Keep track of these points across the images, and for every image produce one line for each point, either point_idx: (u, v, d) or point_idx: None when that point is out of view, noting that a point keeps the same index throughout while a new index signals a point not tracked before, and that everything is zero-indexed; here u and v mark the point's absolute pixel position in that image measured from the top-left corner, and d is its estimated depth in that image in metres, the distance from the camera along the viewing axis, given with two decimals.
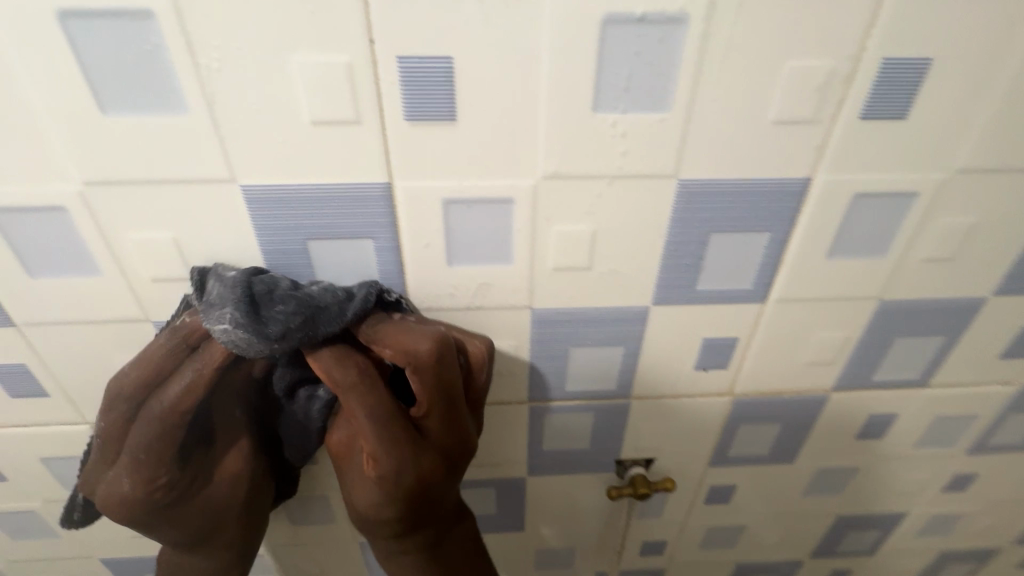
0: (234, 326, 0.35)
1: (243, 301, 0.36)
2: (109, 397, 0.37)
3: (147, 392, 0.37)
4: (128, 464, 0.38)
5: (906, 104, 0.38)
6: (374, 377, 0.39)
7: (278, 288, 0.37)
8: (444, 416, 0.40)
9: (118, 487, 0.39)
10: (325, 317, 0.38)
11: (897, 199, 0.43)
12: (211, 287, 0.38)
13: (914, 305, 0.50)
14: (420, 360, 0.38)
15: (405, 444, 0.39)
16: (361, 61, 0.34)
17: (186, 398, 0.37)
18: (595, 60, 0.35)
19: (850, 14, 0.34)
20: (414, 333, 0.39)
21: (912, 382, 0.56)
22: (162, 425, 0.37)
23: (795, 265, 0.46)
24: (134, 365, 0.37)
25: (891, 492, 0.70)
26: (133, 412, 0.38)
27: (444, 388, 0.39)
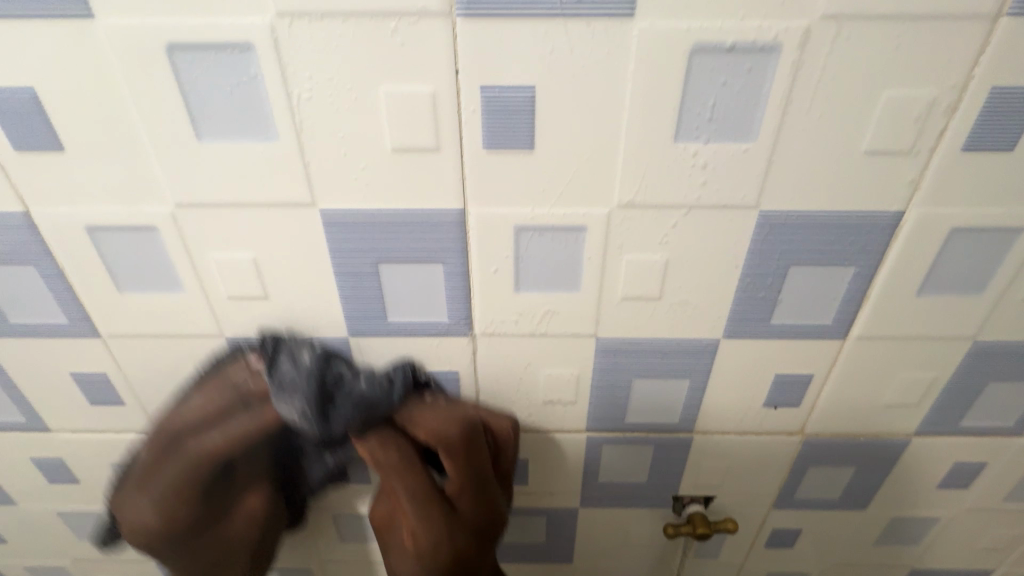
0: (304, 404, 0.38)
1: (311, 394, 0.38)
2: (163, 425, 0.41)
3: (195, 429, 0.41)
4: (158, 501, 0.41)
5: (1015, 136, 0.36)
6: (413, 464, 0.40)
7: (341, 379, 0.40)
8: (476, 496, 0.42)
9: (145, 519, 0.41)
10: (378, 403, 0.40)
11: (998, 235, 0.40)
12: (284, 366, 0.41)
13: (1011, 348, 0.46)
14: (450, 444, 0.40)
15: (442, 525, 0.40)
16: (445, 91, 0.34)
17: (221, 448, 0.41)
18: (680, 89, 0.34)
19: (958, 42, 0.32)
20: (446, 420, 0.41)
21: (1005, 429, 0.52)
22: (197, 471, 0.41)
23: (880, 301, 0.43)
24: (199, 400, 0.41)
25: (973, 548, 0.64)
26: (179, 435, 0.41)
27: (475, 471, 0.41)
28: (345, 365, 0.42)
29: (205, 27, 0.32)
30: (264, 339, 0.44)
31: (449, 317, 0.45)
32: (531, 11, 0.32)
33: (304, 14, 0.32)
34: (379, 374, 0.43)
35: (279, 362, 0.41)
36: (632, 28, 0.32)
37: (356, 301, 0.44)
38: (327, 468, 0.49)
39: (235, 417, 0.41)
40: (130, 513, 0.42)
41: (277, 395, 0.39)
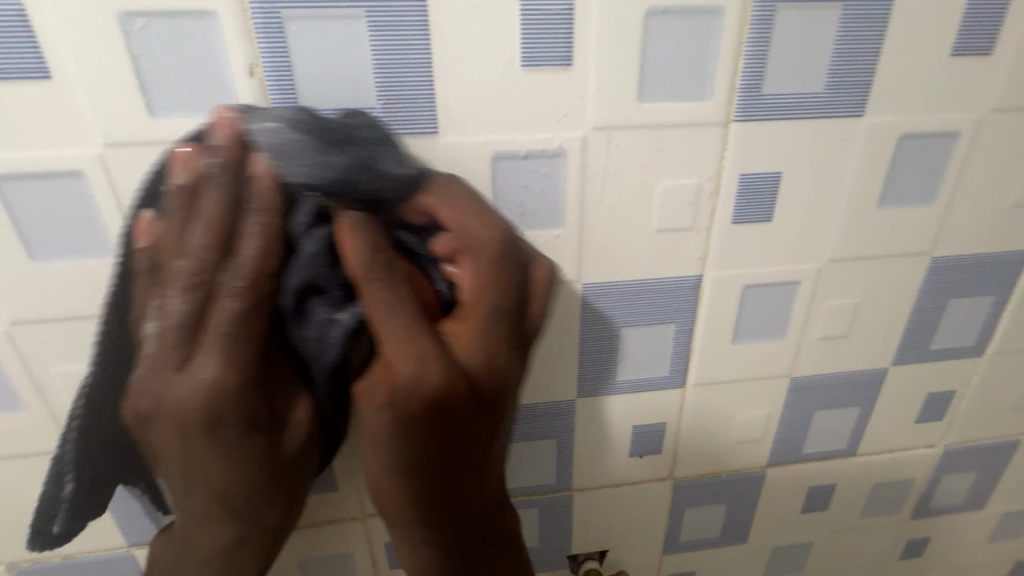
0: (318, 196, 0.32)
1: (317, 202, 0.32)
2: (158, 240, 0.31)
3: (224, 259, 0.31)
4: (218, 346, 0.32)
5: (769, 209, 0.43)
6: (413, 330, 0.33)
7: (354, 137, 0.33)
8: (502, 350, 0.36)
9: (196, 389, 0.32)
10: (365, 193, 0.33)
11: (783, 287, 0.47)
12: (303, 214, 0.32)
13: (824, 379, 0.53)
14: (468, 298, 0.35)
15: (443, 366, 0.33)
16: None
17: (260, 270, 0.32)
18: (491, 189, 0.39)
19: (703, 142, 0.40)
20: (479, 244, 0.35)
21: (841, 451, 0.58)
22: (262, 288, 0.32)
23: (704, 351, 0.49)
24: (199, 229, 0.30)
25: (852, 565, 0.69)
26: (191, 316, 0.31)
27: (500, 310, 0.35)
28: (397, 220, 0.35)
29: (37, 158, 0.34)
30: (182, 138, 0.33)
31: None
32: None
33: (134, 143, 0.35)
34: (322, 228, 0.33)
35: (321, 112, 0.33)
36: (437, 143, 0.37)
37: None
38: (339, 324, 0.35)
39: (250, 216, 0.31)
40: (158, 386, 0.32)
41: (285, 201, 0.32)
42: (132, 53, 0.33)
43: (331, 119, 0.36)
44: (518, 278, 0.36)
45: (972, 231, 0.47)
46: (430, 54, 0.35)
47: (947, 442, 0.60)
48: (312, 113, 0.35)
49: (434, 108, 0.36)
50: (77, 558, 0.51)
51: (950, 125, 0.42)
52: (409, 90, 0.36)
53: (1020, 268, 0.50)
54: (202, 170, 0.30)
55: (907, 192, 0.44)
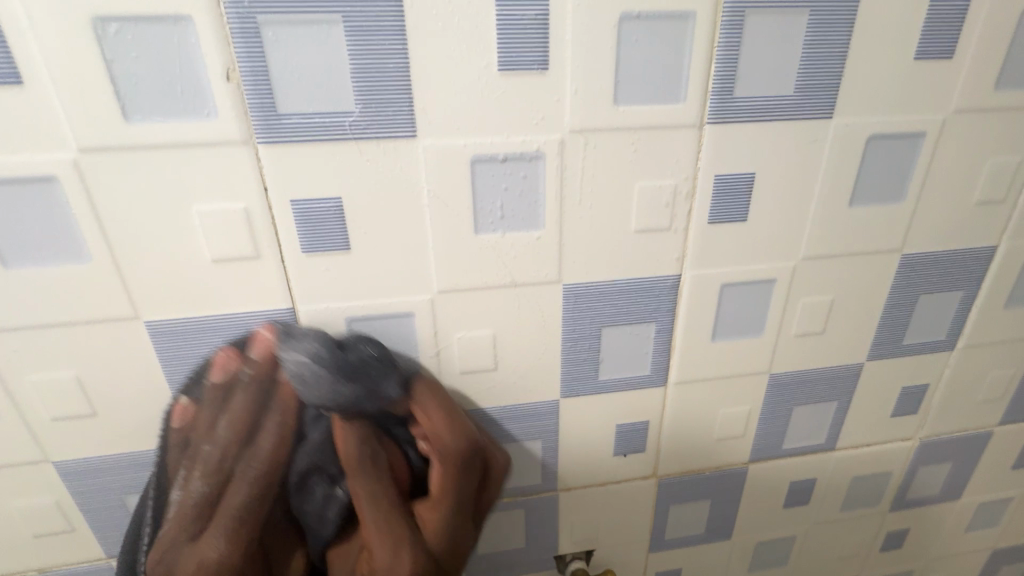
0: (320, 402, 0.38)
1: (327, 360, 0.37)
2: (174, 437, 0.39)
3: (234, 450, 0.38)
4: (225, 524, 0.37)
5: (745, 209, 0.44)
6: (363, 463, 0.39)
7: (355, 361, 0.38)
8: (462, 483, 0.40)
9: (207, 555, 0.36)
10: (371, 399, 0.38)
11: (759, 285, 0.48)
12: (292, 353, 0.38)
13: (802, 376, 0.54)
14: (443, 451, 0.40)
15: (397, 533, 0.38)
16: (256, 206, 0.38)
17: (271, 455, 0.39)
18: (470, 191, 0.40)
19: (679, 143, 0.41)
20: (446, 425, 0.40)
21: (821, 446, 0.60)
22: (269, 468, 0.38)
23: (684, 350, 0.50)
24: (229, 393, 0.39)
25: (834, 558, 0.70)
26: (221, 462, 0.38)
27: (462, 451, 0.40)
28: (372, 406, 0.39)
29: (8, 163, 0.34)
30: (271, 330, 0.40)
31: None
32: (325, 135, 0.36)
33: (109, 148, 0.35)
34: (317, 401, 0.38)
35: (288, 343, 0.38)
36: (417, 146, 0.38)
37: None
38: (335, 501, 0.41)
39: (270, 412, 0.39)
40: (179, 536, 0.37)
41: (282, 352, 0.38)
42: (106, 58, 0.33)
43: (309, 122, 0.36)
44: (472, 441, 0.41)
45: (940, 228, 0.49)
46: (407, 58, 0.35)
47: (922, 435, 0.62)
48: (290, 116, 0.35)
49: (412, 110, 0.36)
50: (55, 571, 0.50)
51: (916, 125, 0.44)
52: (387, 93, 0.36)
53: (987, 263, 0.52)
54: (237, 370, 0.39)
55: (877, 191, 0.46)
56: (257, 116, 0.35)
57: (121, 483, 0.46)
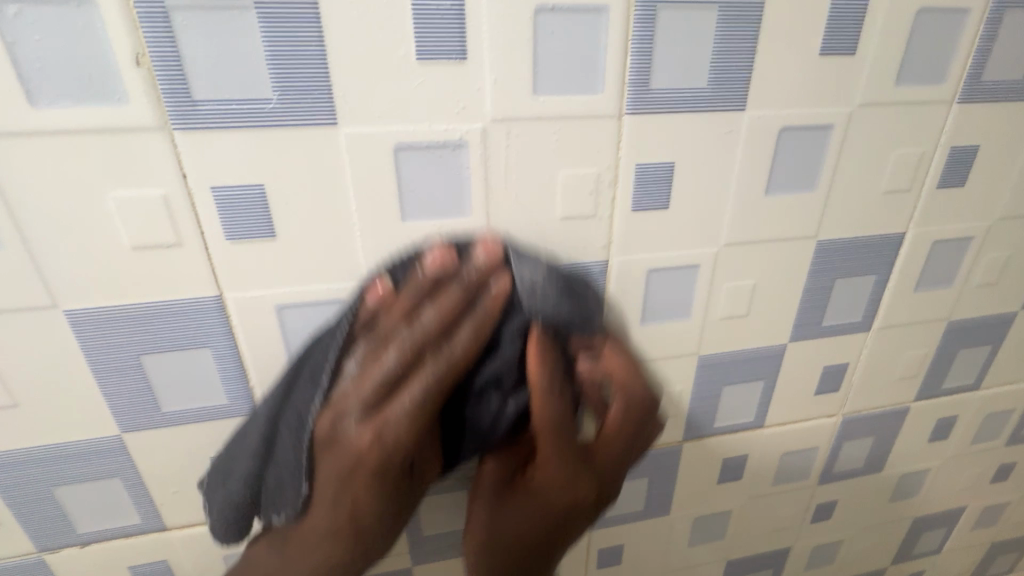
0: (526, 314, 0.42)
1: (549, 292, 0.42)
2: (364, 310, 0.40)
3: (428, 339, 0.39)
4: (407, 418, 0.39)
5: (666, 197, 0.46)
6: (563, 447, 0.44)
7: (569, 280, 0.44)
8: (597, 472, 0.46)
9: (386, 435, 0.39)
10: (525, 287, 0.41)
11: (684, 271, 0.50)
12: (514, 323, 0.42)
13: (729, 357, 0.57)
14: (620, 382, 0.46)
15: (575, 475, 0.44)
16: (176, 194, 0.38)
17: (465, 352, 0.40)
18: (395, 179, 0.40)
19: (599, 133, 0.42)
20: (631, 374, 0.47)
21: (750, 424, 0.63)
22: (451, 371, 0.39)
23: (615, 334, 0.52)
24: (432, 312, 0.39)
25: (769, 530, 0.74)
26: (354, 412, 0.39)
27: (637, 424, 0.46)
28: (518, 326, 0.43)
29: None
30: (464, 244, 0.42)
31: (228, 397, 0.46)
32: (243, 123, 0.36)
33: (18, 135, 0.34)
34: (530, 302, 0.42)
35: (514, 263, 0.42)
36: (338, 134, 0.38)
37: (124, 396, 0.44)
38: (506, 412, 0.45)
39: (466, 315, 0.40)
40: (347, 422, 0.39)
41: (461, 265, 0.41)
42: (8, 42, 0.32)
43: (225, 109, 0.36)
44: (647, 396, 0.47)
45: (852, 216, 0.52)
46: (323, 46, 0.35)
47: (845, 412, 0.66)
48: (205, 103, 0.35)
49: (332, 98, 0.37)
50: None
51: (824, 118, 0.46)
52: (305, 80, 0.36)
53: (897, 248, 0.55)
54: (453, 269, 0.40)
55: (791, 180, 0.48)
56: (171, 103, 0.35)
57: (49, 475, 0.46)
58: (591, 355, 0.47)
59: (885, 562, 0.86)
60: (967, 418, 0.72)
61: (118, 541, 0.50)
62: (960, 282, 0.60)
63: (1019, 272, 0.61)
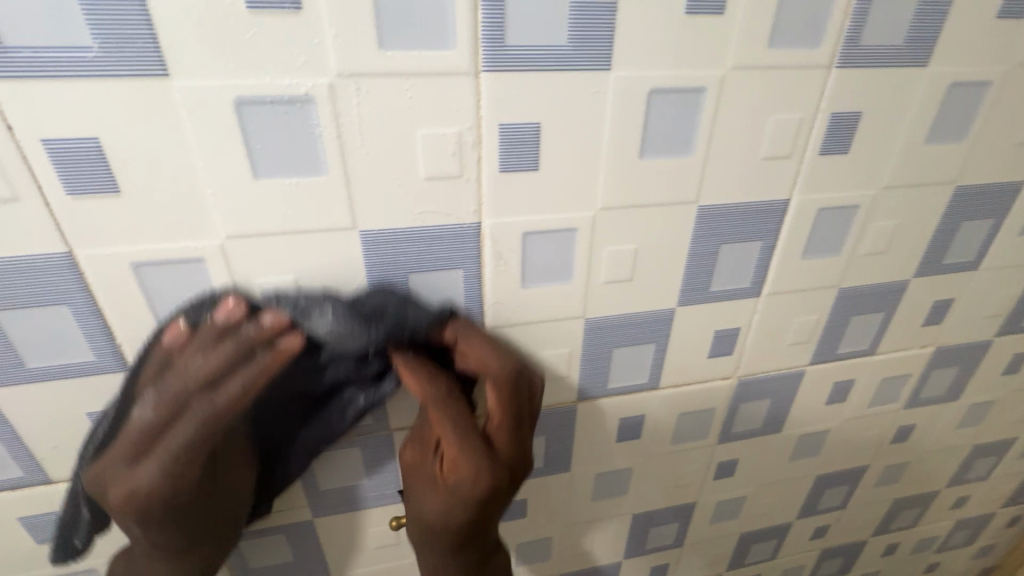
0: (336, 341, 0.43)
1: (349, 311, 0.43)
2: (157, 353, 0.42)
3: (189, 390, 0.39)
4: (164, 457, 0.39)
5: (535, 159, 0.46)
6: (446, 400, 0.46)
7: (373, 309, 0.44)
8: (511, 407, 0.46)
9: (142, 481, 0.39)
10: (404, 336, 0.46)
11: (561, 234, 0.51)
12: (318, 319, 0.42)
13: (617, 321, 0.58)
14: (491, 375, 0.47)
15: (483, 458, 0.44)
16: (4, 146, 0.37)
17: (235, 403, 0.39)
18: (240, 134, 0.39)
19: (456, 91, 0.42)
20: (493, 353, 0.48)
21: (644, 386, 0.65)
22: (208, 428, 0.39)
23: (495, 296, 0.52)
24: (205, 357, 0.40)
25: (673, 486, 0.77)
26: (176, 396, 0.39)
27: (509, 405, 0.46)
28: (396, 343, 0.46)
29: None
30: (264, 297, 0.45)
31: (95, 353, 0.46)
32: (64, 72, 0.35)
33: None
34: (354, 321, 0.43)
35: (302, 321, 0.42)
36: (172, 86, 0.37)
37: None
38: (355, 408, 0.51)
39: (244, 364, 0.40)
40: (109, 471, 0.39)
41: (309, 317, 0.42)
42: None
43: (43, 57, 0.35)
44: (512, 362, 0.47)
45: (731, 181, 0.52)
46: None
47: (740, 374, 0.68)
48: (19, 50, 0.34)
49: (159, 46, 0.36)
50: None
51: (696, 81, 0.46)
52: (126, 28, 0.35)
53: (781, 216, 0.56)
54: (240, 325, 0.42)
55: (665, 144, 0.48)
56: None
57: None
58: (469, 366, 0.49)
59: (791, 515, 0.91)
60: (863, 382, 0.75)
61: (4, 493, 0.51)
62: (848, 250, 0.61)
63: (907, 241, 0.63)
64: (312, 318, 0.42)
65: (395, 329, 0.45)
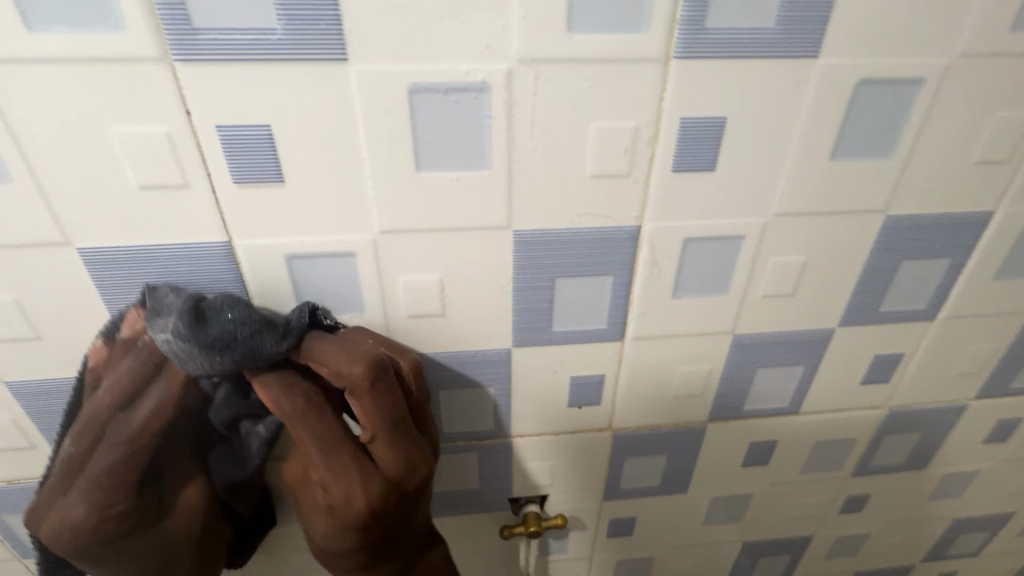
0: (177, 321, 0.36)
1: (186, 311, 0.36)
2: (85, 380, 0.40)
3: (103, 415, 0.37)
4: (88, 487, 0.36)
5: (712, 158, 0.41)
6: (319, 402, 0.38)
7: (219, 322, 0.36)
8: (393, 425, 0.38)
9: (72, 516, 0.36)
10: (253, 347, 0.37)
11: (725, 242, 0.45)
12: (162, 329, 0.37)
13: (767, 338, 0.52)
14: (356, 384, 0.37)
15: (353, 463, 0.37)
16: (181, 131, 0.36)
17: (148, 430, 0.37)
18: (409, 124, 0.37)
19: (639, 81, 0.37)
20: (350, 357, 0.37)
21: (783, 410, 0.59)
22: (128, 445, 0.37)
23: (642, 306, 0.48)
24: (111, 380, 0.38)
25: (791, 516, 0.71)
26: (89, 420, 0.37)
27: (386, 406, 0.37)
28: (262, 356, 0.38)
29: None
30: (144, 292, 0.40)
31: None
32: (246, 55, 0.33)
33: (13, 60, 0.32)
34: (179, 337, 0.36)
35: (155, 321, 0.37)
36: (349, 71, 0.35)
37: None
38: (260, 434, 0.45)
39: (157, 379, 0.38)
40: (34, 511, 0.37)
41: (154, 323, 0.37)
42: None
43: (228, 40, 0.33)
44: (377, 357, 0.37)
45: (930, 190, 0.45)
46: None
47: (891, 404, 0.60)
48: (206, 32, 0.33)
49: (340, 29, 0.33)
50: (22, 483, 0.52)
51: (915, 71, 0.39)
52: (313, 9, 0.33)
53: (981, 230, 0.48)
54: (141, 335, 0.40)
55: (862, 143, 0.42)
56: (170, 31, 0.32)
57: None
58: (336, 389, 0.39)
59: (913, 558, 0.82)
60: None
61: None
62: None
63: None
64: (156, 327, 0.37)
65: (257, 345, 0.37)
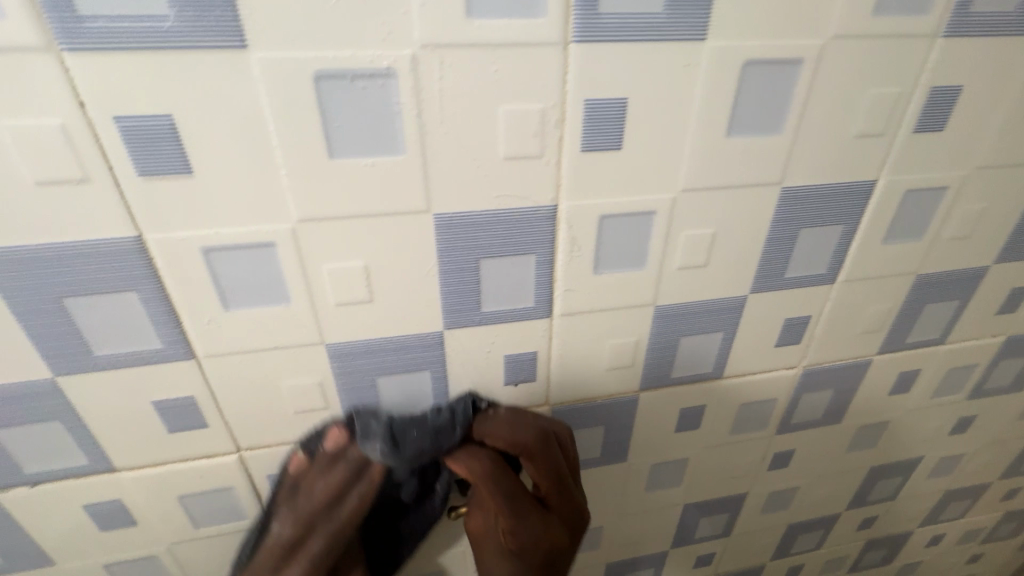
0: (376, 446, 0.45)
1: (384, 436, 0.46)
2: (288, 481, 0.50)
3: (316, 492, 0.48)
4: (295, 520, 0.48)
5: (618, 138, 0.43)
6: (501, 464, 0.47)
7: (416, 449, 0.46)
8: (551, 478, 0.48)
9: (283, 536, 0.49)
10: (445, 446, 0.47)
11: (638, 217, 0.48)
12: (370, 443, 0.46)
13: (687, 308, 0.56)
14: (530, 447, 0.47)
15: (534, 515, 0.47)
16: (76, 124, 0.35)
17: (356, 512, 0.48)
18: (318, 111, 0.37)
19: (540, 64, 0.39)
20: (513, 431, 0.48)
21: (708, 375, 0.62)
22: (340, 532, 0.48)
23: (566, 282, 0.50)
24: (323, 484, 0.48)
25: (726, 476, 0.76)
26: (307, 517, 0.48)
27: (554, 473, 0.48)
28: (453, 444, 0.48)
29: None
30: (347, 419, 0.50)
31: (162, 342, 0.45)
32: (139, 44, 0.33)
33: None
34: (383, 451, 0.45)
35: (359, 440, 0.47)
36: (250, 58, 0.35)
37: (51, 341, 0.43)
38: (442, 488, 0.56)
39: (357, 482, 0.48)
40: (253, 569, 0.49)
41: (360, 441, 0.46)
42: None
43: (118, 29, 0.32)
44: (540, 434, 0.48)
45: (819, 161, 0.49)
46: None
47: (806, 363, 0.65)
48: (94, 21, 0.32)
49: (237, 16, 0.33)
50: None
51: (793, 52, 0.43)
52: None
53: (867, 197, 0.53)
54: (343, 450, 0.48)
55: (754, 120, 0.45)
56: (54, 21, 0.32)
57: None
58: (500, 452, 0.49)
59: (840, 506, 0.89)
60: (930, 372, 0.72)
61: (67, 482, 0.51)
62: (932, 233, 0.57)
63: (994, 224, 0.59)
64: (363, 439, 0.46)
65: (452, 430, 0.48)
